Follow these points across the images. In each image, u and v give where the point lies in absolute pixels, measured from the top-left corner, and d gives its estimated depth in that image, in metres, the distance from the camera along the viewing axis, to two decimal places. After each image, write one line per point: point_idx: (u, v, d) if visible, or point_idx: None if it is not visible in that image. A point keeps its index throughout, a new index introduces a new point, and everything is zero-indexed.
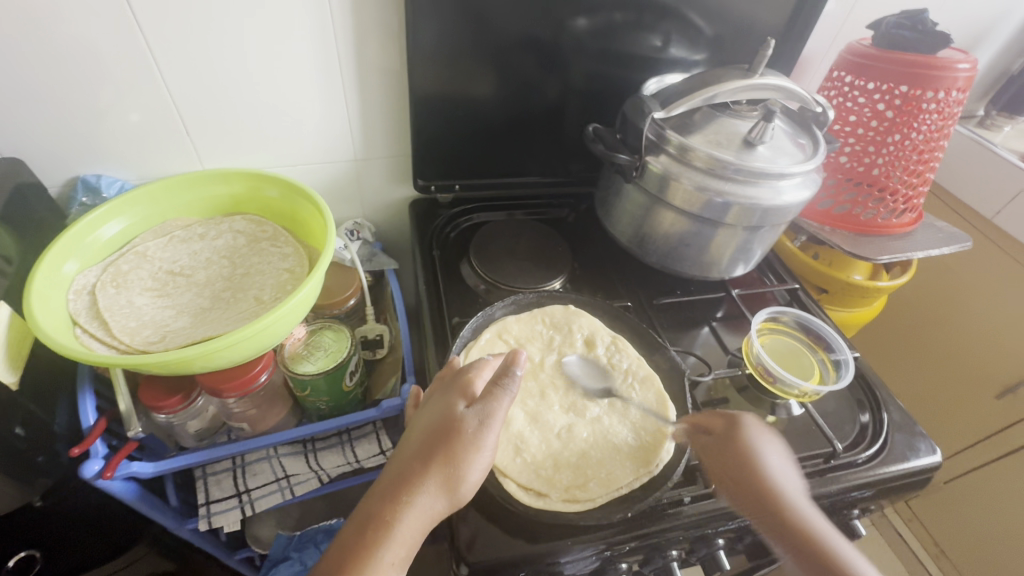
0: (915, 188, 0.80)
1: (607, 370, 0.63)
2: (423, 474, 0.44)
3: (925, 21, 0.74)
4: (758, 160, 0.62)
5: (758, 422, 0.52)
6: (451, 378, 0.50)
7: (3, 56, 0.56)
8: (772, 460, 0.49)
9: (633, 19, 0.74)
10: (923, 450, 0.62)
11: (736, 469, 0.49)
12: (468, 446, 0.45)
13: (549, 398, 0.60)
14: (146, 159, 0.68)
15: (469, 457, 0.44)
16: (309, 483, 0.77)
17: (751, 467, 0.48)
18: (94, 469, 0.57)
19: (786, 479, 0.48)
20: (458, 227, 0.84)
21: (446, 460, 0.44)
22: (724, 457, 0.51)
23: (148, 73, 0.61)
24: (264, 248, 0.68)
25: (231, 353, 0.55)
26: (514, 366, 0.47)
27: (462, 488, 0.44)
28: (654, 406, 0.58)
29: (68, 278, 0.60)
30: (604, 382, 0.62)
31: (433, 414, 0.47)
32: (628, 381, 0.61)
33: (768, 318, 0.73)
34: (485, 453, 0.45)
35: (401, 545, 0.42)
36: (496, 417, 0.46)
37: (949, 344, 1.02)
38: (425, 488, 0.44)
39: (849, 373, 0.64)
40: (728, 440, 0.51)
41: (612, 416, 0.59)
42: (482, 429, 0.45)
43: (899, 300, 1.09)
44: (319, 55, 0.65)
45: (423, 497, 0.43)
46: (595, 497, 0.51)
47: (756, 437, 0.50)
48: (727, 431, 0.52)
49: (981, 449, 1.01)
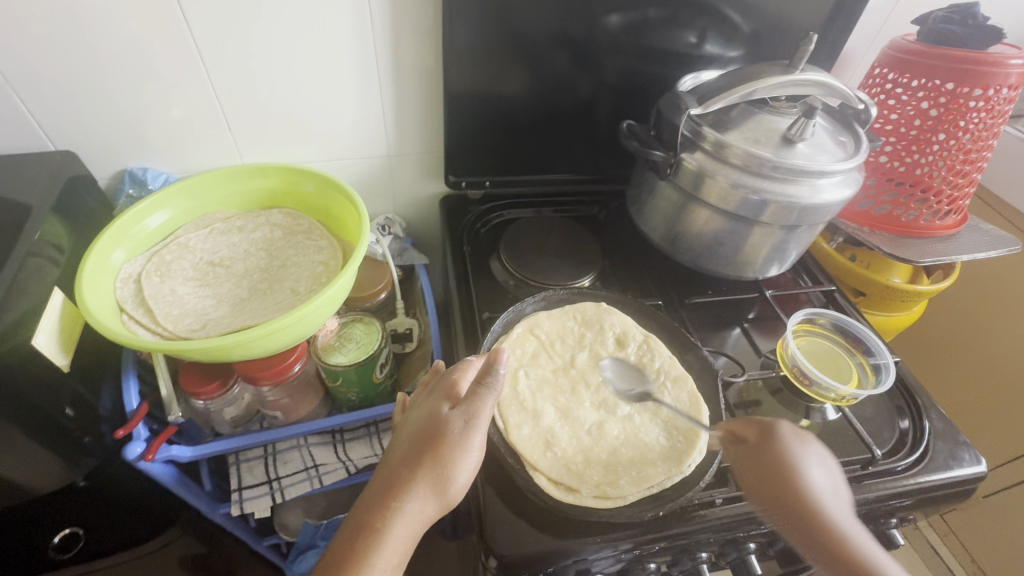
0: (961, 188, 0.78)
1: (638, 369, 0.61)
2: (411, 479, 0.45)
3: (976, 15, 0.71)
4: (797, 158, 0.61)
5: (800, 435, 0.50)
6: (437, 381, 0.52)
7: (60, 53, 0.58)
8: (816, 475, 0.47)
9: (668, 15, 0.73)
10: (967, 459, 0.60)
11: (774, 479, 0.48)
12: (454, 447, 0.46)
13: (579, 394, 0.59)
14: (188, 153, 0.70)
15: (455, 459, 0.46)
16: (337, 474, 0.80)
17: (791, 477, 0.47)
18: (136, 451, 0.59)
19: (832, 496, 0.45)
20: (487, 223, 0.84)
21: (433, 464, 0.45)
22: (761, 467, 0.49)
23: (195, 71, 0.63)
24: (299, 241, 0.69)
25: (268, 343, 0.57)
26: (495, 365, 0.47)
27: (449, 490, 0.45)
28: (686, 407, 0.57)
29: (115, 267, 0.62)
30: (634, 381, 0.61)
31: (419, 418, 0.49)
32: (660, 381, 0.60)
33: (803, 320, 0.71)
34: (472, 453, 0.46)
35: (393, 551, 0.43)
36: (480, 417, 0.47)
37: (986, 357, 0.98)
38: (413, 494, 0.45)
39: (890, 378, 0.62)
40: (765, 448, 0.50)
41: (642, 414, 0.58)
42: (467, 431, 0.46)
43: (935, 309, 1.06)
44: (356, 53, 0.67)
45: (410, 502, 0.45)
46: (626, 495, 0.50)
47: (798, 449, 0.49)
48: (765, 440, 0.50)
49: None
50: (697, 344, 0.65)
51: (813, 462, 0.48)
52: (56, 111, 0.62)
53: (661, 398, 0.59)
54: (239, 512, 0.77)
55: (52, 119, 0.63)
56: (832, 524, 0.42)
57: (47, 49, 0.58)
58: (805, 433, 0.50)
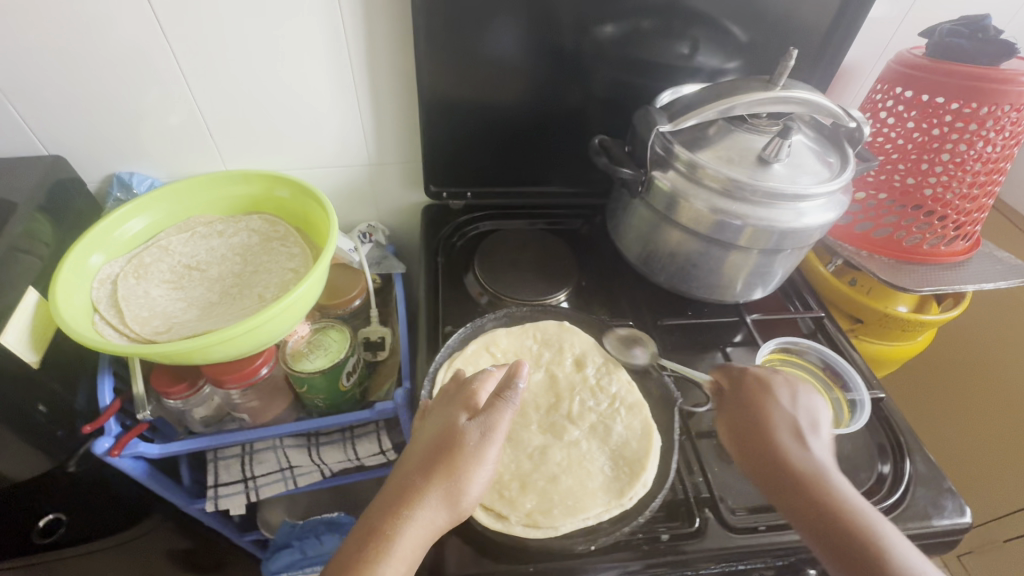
0: (969, 213, 0.72)
1: (594, 395, 0.60)
2: (427, 486, 0.44)
3: (986, 28, 0.66)
4: (773, 179, 0.58)
5: (773, 384, 0.53)
6: (456, 389, 0.51)
7: (45, 52, 0.60)
8: (785, 421, 0.50)
9: (661, 26, 0.71)
10: (950, 509, 0.55)
11: (745, 434, 0.51)
12: (472, 457, 0.45)
13: (528, 416, 0.58)
14: (174, 158, 0.73)
15: (471, 470, 0.44)
16: (311, 476, 0.82)
17: (759, 431, 0.50)
18: (103, 446, 0.62)
19: (794, 445, 0.48)
20: (464, 235, 0.82)
21: (449, 472, 0.44)
22: (734, 424, 0.53)
23: (175, 79, 0.65)
24: (274, 247, 0.71)
25: (227, 348, 0.58)
26: (515, 378, 0.47)
27: (462, 500, 0.44)
28: (637, 436, 0.56)
29: (94, 269, 0.64)
30: (588, 406, 0.59)
31: (436, 426, 0.47)
32: (615, 407, 0.59)
33: (777, 349, 0.68)
34: (487, 467, 0.45)
35: (400, 562, 0.42)
36: (497, 431, 0.46)
37: (988, 394, 0.93)
38: (432, 501, 0.44)
39: (864, 417, 0.58)
40: (739, 401, 0.54)
41: (593, 442, 0.56)
42: (483, 443, 0.45)
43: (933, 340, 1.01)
44: (333, 60, 0.67)
45: (425, 510, 0.43)
46: (557, 526, 0.48)
47: (766, 400, 0.52)
48: (742, 396, 0.54)
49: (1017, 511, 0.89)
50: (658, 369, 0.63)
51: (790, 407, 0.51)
52: (49, 115, 0.65)
53: (612, 425, 0.57)
54: (214, 509, 0.79)
55: (44, 123, 0.66)
56: (797, 474, 0.46)
57: (36, 55, 0.60)
58: (774, 375, 0.54)
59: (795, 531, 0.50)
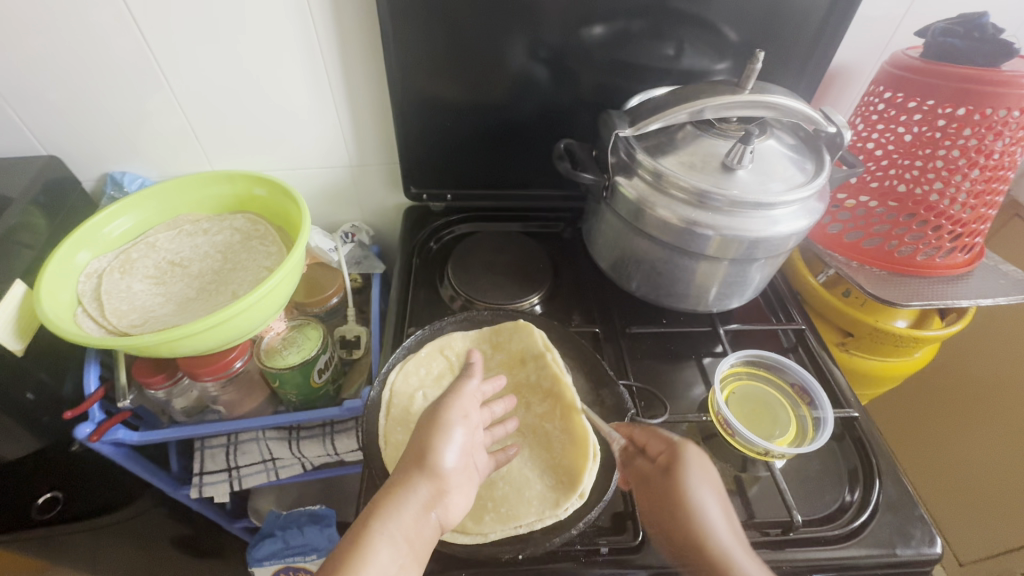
0: (966, 222, 0.68)
1: (540, 398, 0.61)
2: (406, 461, 0.46)
3: (984, 27, 0.61)
4: (738, 187, 0.56)
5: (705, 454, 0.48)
6: None
7: (38, 57, 0.64)
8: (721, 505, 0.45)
9: (649, 27, 0.70)
10: (918, 539, 0.52)
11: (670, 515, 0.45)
12: (438, 422, 0.48)
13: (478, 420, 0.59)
14: (163, 158, 0.76)
15: (439, 438, 0.47)
16: (292, 468, 0.83)
17: (678, 505, 0.45)
18: (83, 431, 0.65)
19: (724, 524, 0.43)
20: (440, 239, 0.83)
21: (421, 438, 0.47)
22: (660, 498, 0.46)
23: (159, 82, 0.68)
24: (253, 245, 0.72)
25: (194, 343, 0.60)
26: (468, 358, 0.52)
27: (435, 460, 0.45)
28: (577, 439, 0.56)
29: (82, 265, 0.67)
30: (531, 409, 0.61)
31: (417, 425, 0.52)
32: (560, 412, 0.59)
33: (744, 361, 0.66)
34: (450, 433, 0.47)
35: (384, 533, 0.41)
36: (455, 403, 0.50)
37: (986, 444, 1.04)
38: (416, 467, 0.45)
39: (824, 435, 0.56)
40: (661, 468, 0.47)
41: (534, 449, 0.58)
42: (440, 410, 0.49)
43: (940, 381, 1.13)
44: (309, 64, 0.69)
45: (411, 477, 0.44)
46: (486, 532, 0.49)
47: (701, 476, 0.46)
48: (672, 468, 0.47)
49: (991, 510, 1.02)
50: (614, 378, 0.61)
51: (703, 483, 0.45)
52: (45, 116, 0.69)
53: (548, 426, 0.59)
54: (198, 495, 0.82)
55: (41, 123, 0.70)
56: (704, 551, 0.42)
57: (30, 62, 0.64)
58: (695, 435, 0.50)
59: None
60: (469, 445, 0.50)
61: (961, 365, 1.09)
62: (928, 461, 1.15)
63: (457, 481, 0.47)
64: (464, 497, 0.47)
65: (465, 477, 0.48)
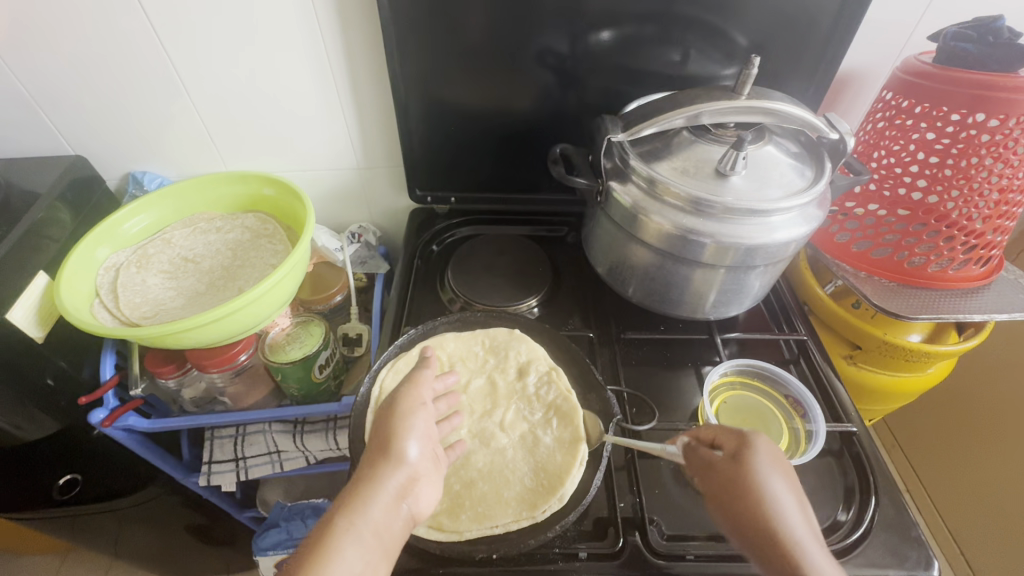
0: (980, 233, 0.66)
1: (530, 403, 0.62)
2: (372, 457, 0.46)
3: (998, 30, 0.59)
4: (734, 194, 0.55)
5: (770, 449, 0.45)
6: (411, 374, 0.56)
7: (63, 61, 0.68)
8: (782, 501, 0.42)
9: (655, 32, 0.69)
10: (912, 561, 0.50)
11: (740, 505, 0.42)
12: (397, 410, 0.49)
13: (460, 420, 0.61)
14: (181, 159, 0.80)
15: (405, 432, 0.48)
16: (297, 461, 0.85)
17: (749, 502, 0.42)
18: (97, 417, 0.69)
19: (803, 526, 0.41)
20: (442, 242, 0.85)
21: (384, 425, 0.49)
22: (728, 485, 0.44)
23: (176, 86, 0.71)
24: (262, 244, 0.75)
25: (200, 335, 0.62)
26: (426, 358, 0.55)
27: (398, 446, 0.47)
28: (564, 449, 0.57)
29: (101, 260, 0.71)
30: (522, 415, 0.62)
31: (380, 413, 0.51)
32: (548, 416, 0.61)
33: (735, 371, 0.66)
34: (415, 430, 0.49)
35: (356, 535, 0.42)
36: (417, 399, 0.51)
37: (1005, 468, 1.01)
38: (383, 456, 0.46)
39: (815, 449, 0.55)
40: (731, 467, 0.44)
41: (515, 451, 0.59)
42: (410, 409, 0.50)
43: (961, 402, 1.11)
44: (318, 68, 0.71)
45: (376, 466, 0.46)
46: (462, 531, 0.51)
47: (762, 473, 0.43)
48: (730, 470, 0.44)
49: (1011, 536, 1.00)
50: (602, 383, 0.62)
51: (777, 475, 0.43)
52: (73, 118, 0.74)
53: (541, 437, 0.60)
54: (206, 483, 0.84)
55: (69, 124, 0.75)
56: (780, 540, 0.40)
57: (57, 67, 0.68)
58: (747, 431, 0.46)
59: (725, 565, 0.49)
60: (431, 433, 0.52)
61: (983, 386, 1.07)
62: (949, 483, 1.13)
63: (425, 470, 0.48)
64: (432, 487, 0.49)
65: (432, 465, 0.50)
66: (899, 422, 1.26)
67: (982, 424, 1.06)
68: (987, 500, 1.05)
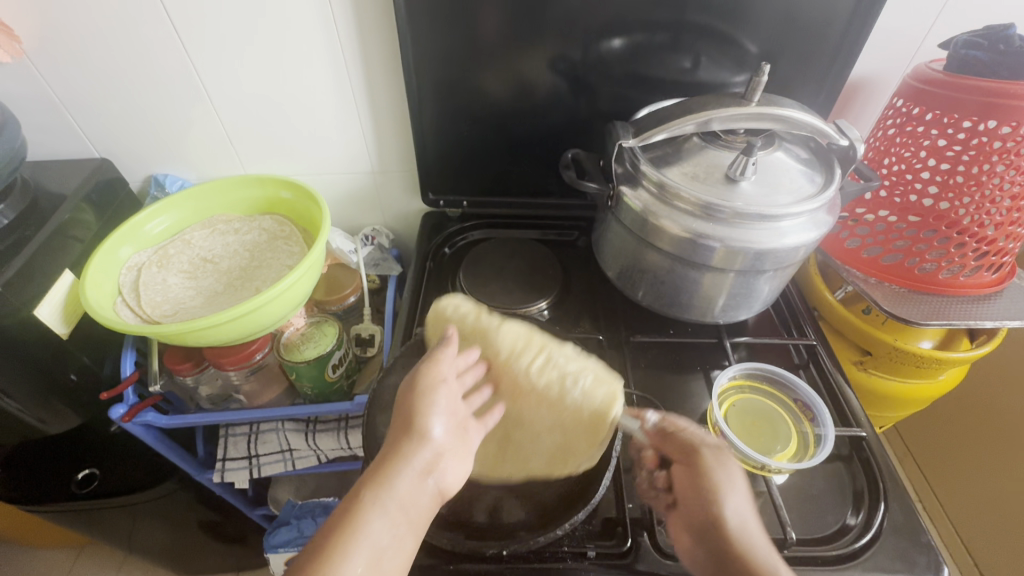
0: (990, 241, 0.66)
1: (562, 354, 0.59)
2: (396, 433, 0.47)
3: (1009, 38, 0.59)
4: (743, 199, 0.56)
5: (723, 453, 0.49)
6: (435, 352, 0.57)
7: (92, 67, 0.70)
8: (732, 499, 0.47)
9: (666, 39, 0.70)
10: (921, 566, 0.50)
11: (689, 494, 0.49)
12: (420, 386, 0.49)
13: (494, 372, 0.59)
14: (201, 162, 0.83)
15: (429, 406, 0.48)
16: (308, 459, 0.86)
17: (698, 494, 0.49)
18: (118, 412, 0.70)
19: (750, 515, 0.47)
20: (454, 244, 0.87)
21: (407, 401, 0.49)
22: (688, 480, 0.49)
23: (198, 91, 0.74)
24: (279, 246, 0.77)
25: (218, 333, 0.64)
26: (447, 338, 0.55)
27: (421, 423, 0.47)
28: (594, 405, 0.55)
29: (124, 259, 0.73)
30: (553, 363, 0.59)
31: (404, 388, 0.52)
32: (580, 373, 0.57)
33: (744, 374, 0.66)
34: (438, 403, 0.49)
35: (381, 512, 0.44)
36: (442, 375, 0.51)
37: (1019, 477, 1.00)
38: (406, 434, 0.47)
39: (824, 452, 0.55)
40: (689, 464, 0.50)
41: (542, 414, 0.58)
42: (435, 381, 0.50)
43: (975, 410, 1.10)
44: (336, 75, 0.73)
45: (401, 443, 0.46)
46: (510, 476, 0.57)
47: (718, 472, 0.48)
48: (689, 468, 0.50)
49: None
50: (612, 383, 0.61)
51: (734, 477, 0.48)
52: (99, 122, 0.76)
53: (570, 387, 0.57)
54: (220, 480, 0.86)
55: (96, 129, 0.77)
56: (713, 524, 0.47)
57: (86, 74, 0.71)
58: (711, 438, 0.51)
59: None
60: (454, 407, 0.51)
61: (997, 393, 1.06)
62: (963, 492, 1.11)
63: (450, 445, 0.49)
64: (459, 462, 0.50)
65: (457, 440, 0.50)
66: (912, 431, 1.24)
67: (997, 433, 1.05)
68: (1001, 510, 1.03)
